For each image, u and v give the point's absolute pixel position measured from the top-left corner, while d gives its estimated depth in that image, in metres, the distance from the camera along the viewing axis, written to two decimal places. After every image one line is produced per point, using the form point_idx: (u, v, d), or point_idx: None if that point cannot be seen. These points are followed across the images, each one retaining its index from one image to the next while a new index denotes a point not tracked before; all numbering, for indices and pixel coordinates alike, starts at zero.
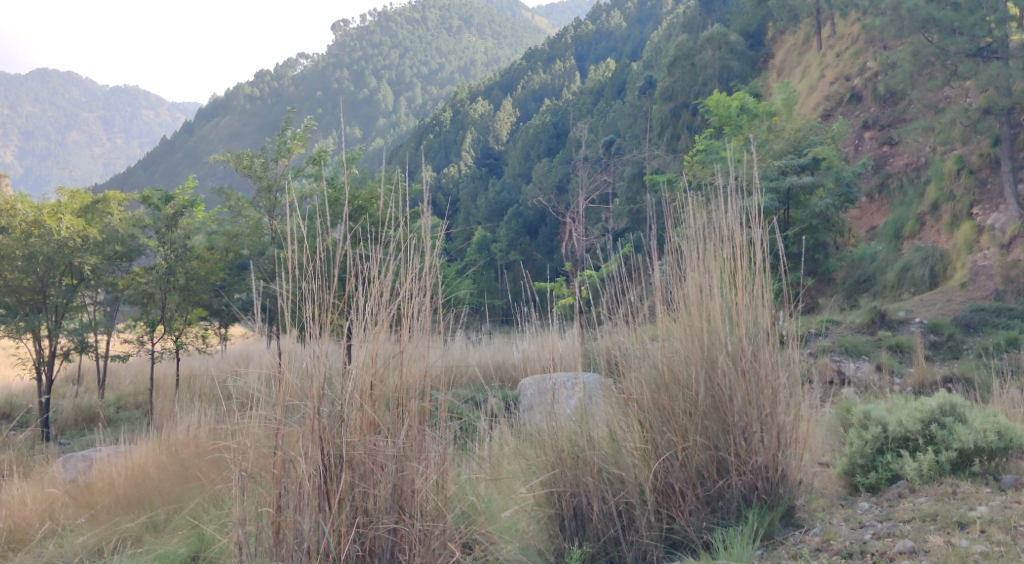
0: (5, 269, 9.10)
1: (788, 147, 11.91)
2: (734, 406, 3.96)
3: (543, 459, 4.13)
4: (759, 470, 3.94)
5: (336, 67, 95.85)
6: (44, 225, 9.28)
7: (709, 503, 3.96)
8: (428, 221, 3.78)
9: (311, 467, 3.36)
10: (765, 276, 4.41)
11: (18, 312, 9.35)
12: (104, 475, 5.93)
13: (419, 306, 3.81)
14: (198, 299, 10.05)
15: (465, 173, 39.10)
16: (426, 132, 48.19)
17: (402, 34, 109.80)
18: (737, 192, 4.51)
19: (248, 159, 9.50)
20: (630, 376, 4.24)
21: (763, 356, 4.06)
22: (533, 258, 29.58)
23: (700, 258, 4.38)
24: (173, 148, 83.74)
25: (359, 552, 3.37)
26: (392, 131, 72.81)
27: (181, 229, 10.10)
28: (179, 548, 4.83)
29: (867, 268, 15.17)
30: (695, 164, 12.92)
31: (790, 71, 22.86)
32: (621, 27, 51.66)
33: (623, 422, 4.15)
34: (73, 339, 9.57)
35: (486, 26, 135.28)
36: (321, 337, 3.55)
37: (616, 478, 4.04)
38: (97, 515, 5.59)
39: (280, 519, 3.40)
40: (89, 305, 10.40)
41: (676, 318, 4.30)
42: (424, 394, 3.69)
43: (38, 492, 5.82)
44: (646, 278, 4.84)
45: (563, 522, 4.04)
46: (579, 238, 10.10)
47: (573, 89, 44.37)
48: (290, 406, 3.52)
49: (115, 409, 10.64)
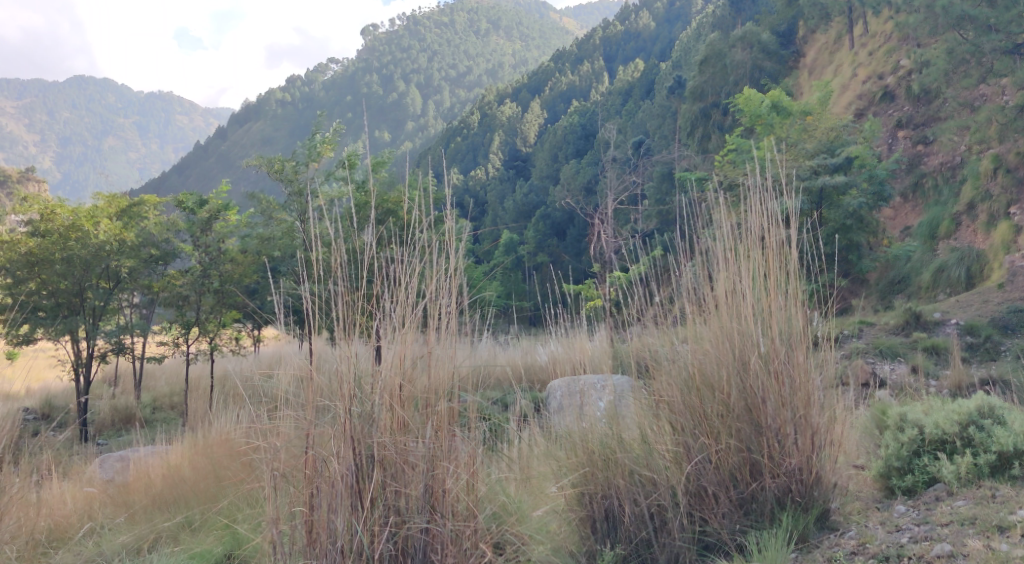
0: (43, 272, 9.27)
1: (821, 146, 11.75)
2: (767, 408, 3.92)
3: (573, 461, 4.15)
4: (793, 472, 3.90)
5: (365, 72, 96.65)
6: (81, 229, 9.45)
7: (743, 505, 3.92)
8: (454, 223, 3.81)
9: (344, 466, 3.39)
10: (798, 278, 4.39)
11: (57, 313, 9.47)
12: (141, 475, 6.07)
13: (446, 307, 3.83)
14: (232, 302, 10.19)
15: (492, 175, 39.19)
16: (454, 134, 48.48)
17: (430, 37, 110.41)
18: (768, 193, 4.48)
19: (279, 164, 9.65)
20: (661, 378, 4.23)
21: (796, 358, 4.02)
22: (561, 260, 29.67)
23: (731, 259, 4.36)
24: (207, 153, 85.29)
25: (392, 552, 3.39)
26: (422, 133, 73.42)
27: (215, 233, 10.29)
28: (215, 548, 4.89)
29: (901, 269, 14.96)
30: (725, 163, 12.84)
31: (822, 70, 22.58)
32: (651, 27, 51.57)
33: (654, 424, 4.15)
34: (110, 341, 9.76)
35: (514, 29, 135.34)
36: (350, 339, 3.58)
37: (648, 480, 4.02)
38: (135, 515, 5.71)
39: (313, 518, 3.42)
40: (126, 307, 10.61)
41: (707, 320, 4.29)
42: (453, 395, 3.72)
43: (76, 491, 5.95)
44: (675, 279, 4.84)
45: (594, 524, 4.03)
46: (607, 239, 10.06)
47: (602, 90, 44.26)
48: (321, 406, 3.56)
49: (150, 409, 10.85)
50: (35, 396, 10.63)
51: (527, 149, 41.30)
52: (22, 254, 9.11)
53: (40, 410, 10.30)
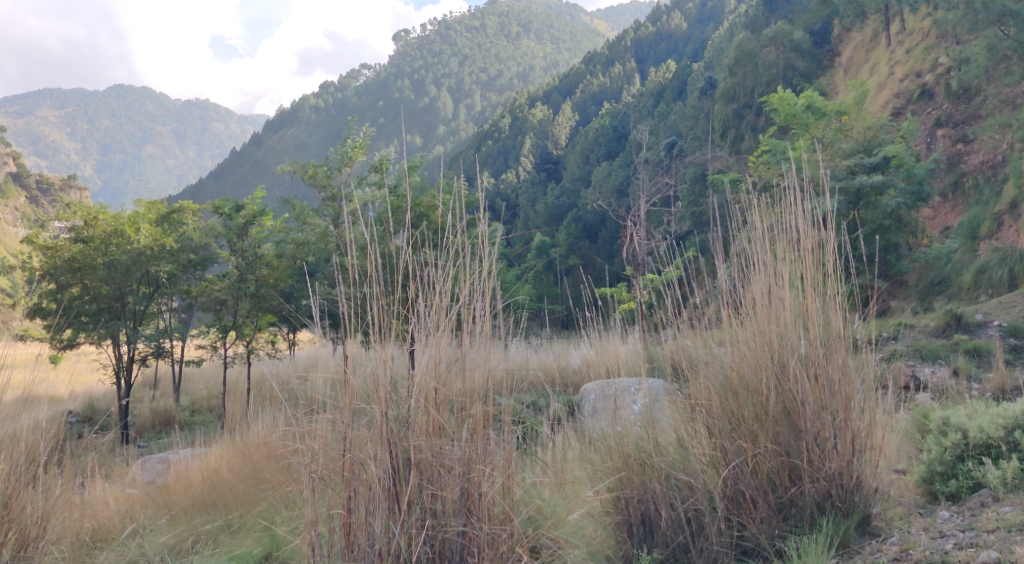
0: (86, 278, 9.49)
1: (857, 145, 11.54)
2: (806, 412, 3.87)
3: (609, 464, 4.14)
4: (833, 477, 3.84)
5: (397, 77, 97.45)
6: (123, 235, 9.77)
7: (781, 510, 3.87)
8: (487, 226, 3.81)
9: (381, 469, 3.41)
10: (837, 279, 4.32)
11: (99, 319, 9.74)
12: (182, 477, 6.21)
13: (480, 310, 3.84)
14: (268, 306, 10.23)
15: (524, 178, 39.20)
16: (485, 137, 48.67)
17: (460, 42, 110.97)
18: (804, 193, 4.43)
19: (312, 169, 9.75)
20: (697, 382, 4.20)
21: (836, 361, 3.97)
22: (593, 262, 29.63)
23: (767, 261, 4.33)
24: (242, 159, 86.88)
25: (429, 554, 3.40)
26: (453, 137, 73.97)
27: (251, 238, 10.43)
28: (255, 549, 4.96)
29: (941, 270, 14.65)
30: (760, 164, 12.72)
31: (858, 69, 22.22)
32: (682, 28, 51.24)
33: (690, 428, 4.13)
34: (150, 345, 9.92)
35: (545, 31, 135.23)
36: (385, 342, 3.60)
37: (685, 484, 4.00)
38: (176, 516, 5.81)
39: (351, 520, 3.45)
40: (165, 312, 10.84)
41: (743, 323, 4.25)
42: (487, 399, 3.73)
43: (118, 493, 6.08)
44: (710, 281, 4.81)
45: (630, 528, 4.00)
46: (639, 242, 9.99)
47: (633, 92, 44.10)
48: (357, 409, 3.60)
49: (189, 412, 11.01)
50: (79, 399, 10.90)
51: (559, 152, 41.30)
52: (65, 260, 9.31)
53: (83, 413, 10.54)
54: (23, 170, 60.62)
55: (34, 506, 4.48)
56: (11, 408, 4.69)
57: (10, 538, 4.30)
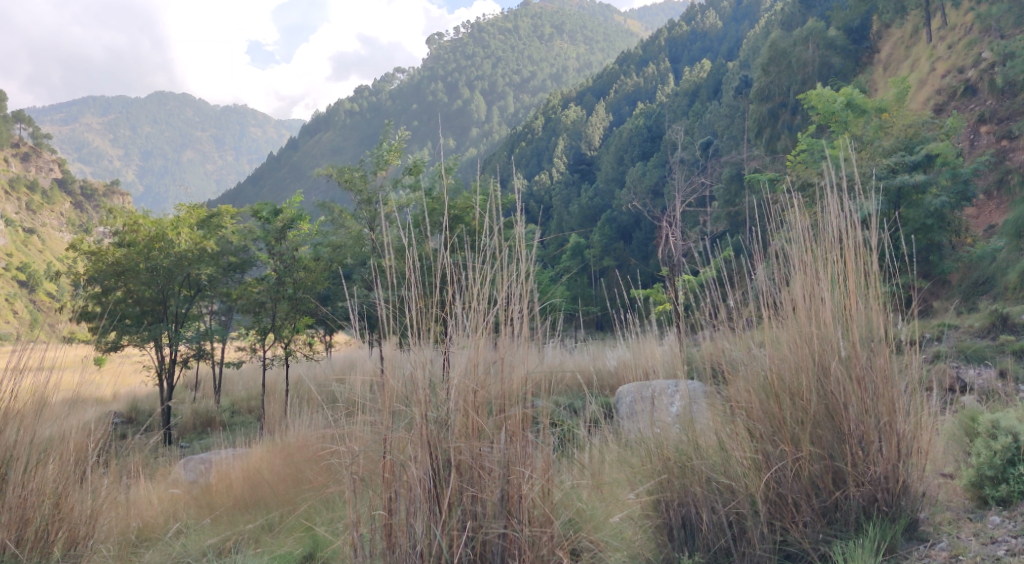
0: (129, 282, 9.70)
1: (898, 144, 11.34)
2: (849, 414, 3.81)
3: (648, 468, 4.11)
4: (878, 480, 3.77)
5: (430, 80, 98.10)
6: (165, 238, 9.92)
7: (825, 514, 3.81)
8: (524, 228, 3.82)
9: (422, 471, 3.42)
10: (880, 279, 4.24)
11: (142, 321, 9.99)
12: (224, 478, 6.32)
13: (517, 312, 3.83)
14: (305, 308, 10.30)
15: (557, 179, 39.25)
16: (519, 139, 48.73)
17: (493, 44, 111.24)
18: (844, 192, 4.36)
19: (348, 173, 9.79)
20: (737, 384, 4.16)
21: (879, 362, 3.90)
22: (628, 263, 29.51)
23: (807, 262, 4.27)
24: (279, 164, 88.39)
25: (470, 555, 3.42)
26: (487, 139, 74.28)
27: (289, 241, 10.41)
28: (296, 549, 5.03)
29: (986, 269, 14.31)
30: (798, 163, 12.58)
31: (897, 65, 21.80)
32: (717, 27, 50.79)
33: (730, 430, 4.08)
34: (191, 347, 10.10)
35: (578, 32, 134.92)
36: (422, 345, 3.62)
37: (726, 488, 3.95)
38: (219, 516, 5.91)
39: (392, 521, 3.48)
40: (205, 314, 11.03)
41: (784, 323, 4.19)
42: (526, 401, 3.73)
43: (162, 493, 6.18)
44: (749, 281, 4.75)
45: (671, 532, 3.98)
46: (675, 242, 9.90)
47: (667, 91, 43.83)
48: (396, 411, 3.62)
49: (230, 413, 11.19)
50: (123, 400, 11.16)
51: (592, 152, 41.24)
52: (110, 264, 9.53)
53: (127, 415, 10.76)
54: (69, 177, 62.95)
55: (83, 506, 4.59)
56: (60, 411, 4.75)
57: (60, 536, 4.39)
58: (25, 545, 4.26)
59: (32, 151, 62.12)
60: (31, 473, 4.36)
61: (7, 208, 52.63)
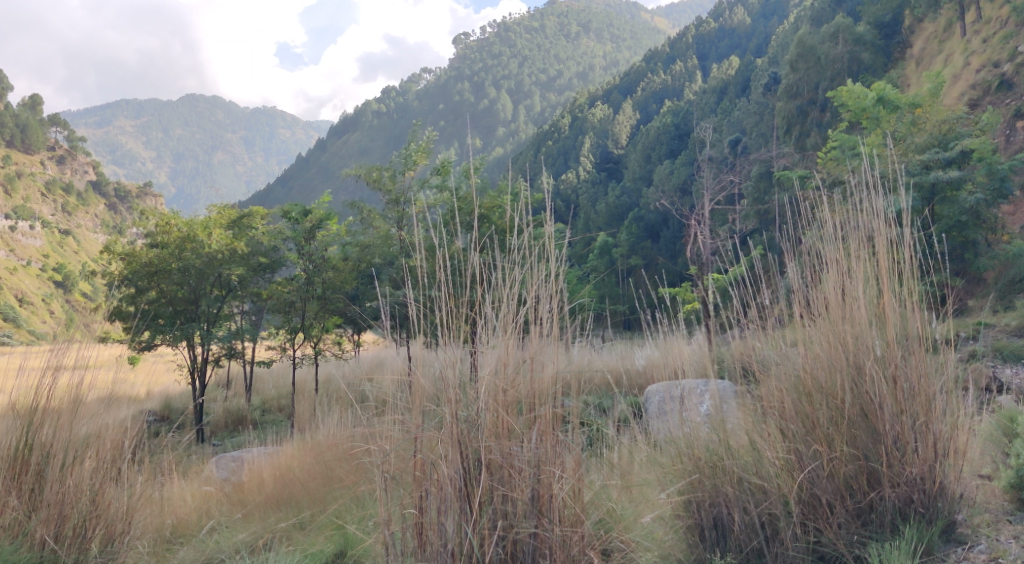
0: (162, 282, 9.85)
1: (931, 140, 11.13)
2: (884, 414, 3.75)
3: (679, 468, 4.09)
4: (914, 482, 3.71)
5: (456, 80, 98.39)
6: (196, 240, 10.15)
7: (859, 516, 3.76)
8: (554, 227, 3.81)
9: (452, 469, 3.43)
10: (915, 278, 4.17)
11: (174, 321, 10.05)
12: (255, 475, 6.38)
13: (547, 310, 3.82)
14: (334, 308, 10.52)
15: (584, 178, 39.25)
16: (545, 138, 48.71)
17: (520, 43, 111.23)
18: (876, 189, 4.30)
19: (376, 173, 9.83)
20: (768, 384, 4.12)
21: (914, 361, 3.84)
22: (655, 262, 29.41)
23: (839, 260, 4.22)
24: (308, 165, 89.37)
25: (501, 555, 3.41)
26: (513, 139, 74.37)
27: (319, 242, 10.47)
28: (327, 547, 5.07)
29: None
30: (829, 161, 12.45)
31: (930, 60, 21.41)
32: (746, 24, 50.20)
33: (762, 430, 4.04)
34: (223, 346, 10.22)
35: (605, 30, 134.18)
36: (452, 344, 3.62)
37: (758, 488, 3.91)
38: (251, 513, 5.97)
39: (423, 520, 3.49)
40: (236, 314, 11.13)
41: (816, 323, 4.15)
42: (556, 400, 3.72)
43: (194, 491, 6.25)
44: (780, 279, 4.70)
45: (702, 532, 3.94)
46: (704, 241, 9.84)
47: (695, 89, 43.52)
48: (426, 410, 3.64)
49: (260, 412, 11.32)
50: (156, 399, 11.35)
51: (619, 151, 41.08)
52: (143, 264, 9.75)
53: (160, 413, 10.93)
54: (103, 179, 64.51)
55: (119, 503, 4.66)
56: (95, 409, 4.81)
57: (98, 532, 4.46)
58: (64, 540, 4.34)
59: (67, 154, 63.71)
60: (68, 471, 4.44)
61: (44, 209, 53.98)
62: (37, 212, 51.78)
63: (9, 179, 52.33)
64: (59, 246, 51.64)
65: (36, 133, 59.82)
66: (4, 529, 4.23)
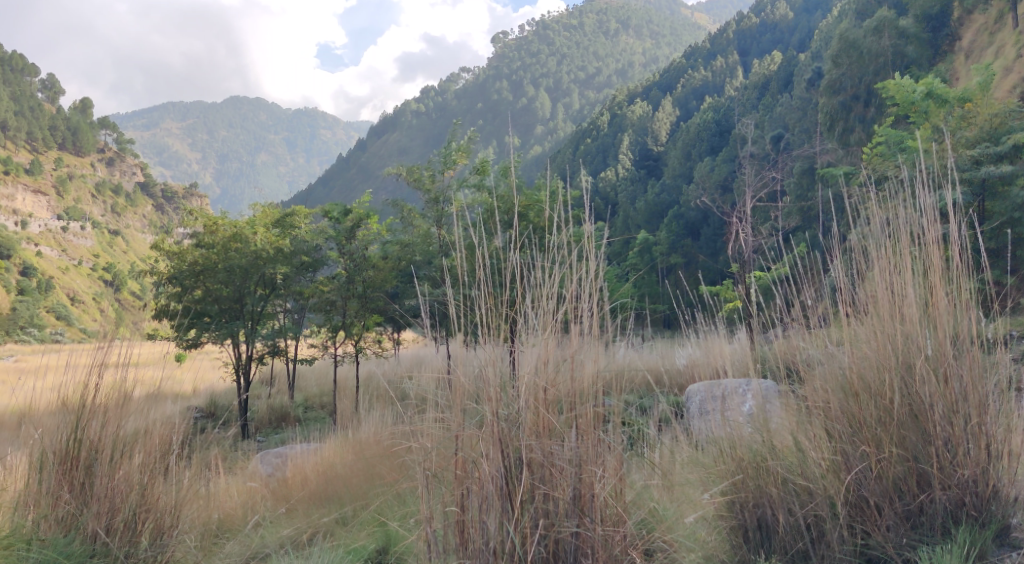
0: (207, 281, 10.10)
1: (983, 134, 10.76)
2: (935, 415, 3.66)
3: (723, 468, 4.05)
4: (966, 484, 3.61)
5: (495, 80, 98.56)
6: (241, 238, 10.27)
7: (909, 518, 3.68)
8: (594, 226, 3.79)
9: (493, 468, 3.44)
10: (967, 277, 4.06)
11: (220, 319, 10.30)
12: (299, 471, 6.47)
13: (588, 309, 3.80)
14: (374, 307, 10.46)
15: (623, 176, 39.07)
16: (584, 136, 48.56)
17: (558, 41, 110.83)
18: (926, 185, 4.19)
19: (416, 172, 9.91)
20: (814, 384, 4.06)
21: (967, 362, 3.74)
22: (695, 260, 29.13)
23: (886, 258, 4.13)
24: (348, 165, 90.44)
25: (544, 554, 3.41)
26: (551, 137, 74.14)
27: (359, 241, 10.67)
28: (369, 544, 5.13)
29: None
30: (875, 156, 12.15)
31: (980, 53, 20.79)
32: (788, 18, 49.27)
33: (808, 431, 3.98)
34: (267, 344, 10.36)
35: (645, 27, 132.58)
36: (493, 342, 3.64)
37: (803, 490, 3.87)
38: (295, 508, 6.06)
39: (465, 518, 3.51)
40: (280, 313, 11.23)
41: (864, 322, 4.07)
42: (597, 399, 3.70)
43: (239, 486, 6.35)
44: (823, 277, 4.61)
45: (746, 533, 3.90)
46: (746, 239, 9.70)
47: (735, 84, 42.91)
48: (468, 409, 3.65)
49: (303, 409, 11.47)
50: (203, 395, 11.59)
51: (658, 148, 40.73)
52: (189, 264, 10.06)
53: (206, 409, 11.15)
54: (151, 180, 66.10)
55: (168, 497, 4.77)
56: (141, 405, 4.93)
57: (147, 526, 4.57)
58: (115, 533, 4.45)
59: (116, 156, 65.58)
60: (116, 465, 4.54)
61: (94, 210, 55.59)
62: (88, 213, 53.42)
63: (61, 181, 54.06)
64: (108, 247, 53.17)
65: (86, 135, 61.45)
66: (58, 522, 4.39)
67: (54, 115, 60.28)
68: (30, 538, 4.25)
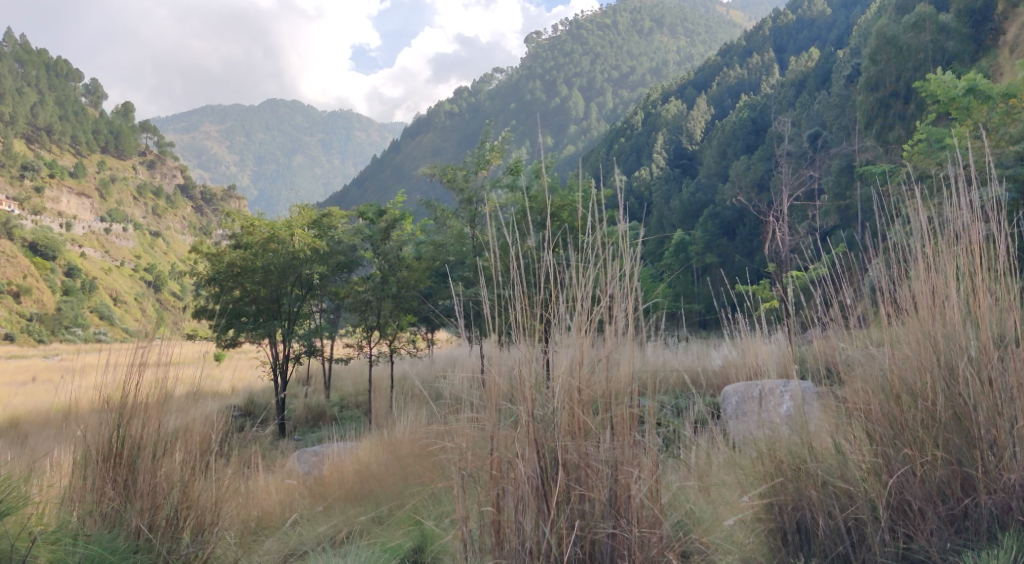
0: (245, 281, 10.27)
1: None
2: (978, 417, 3.58)
3: (760, 470, 4.02)
4: (1014, 488, 3.50)
5: (528, 80, 98.59)
6: (279, 238, 10.24)
7: (953, 522, 3.59)
8: (628, 225, 3.79)
9: (529, 468, 3.44)
10: (1011, 278, 3.97)
11: (258, 319, 10.48)
12: (336, 470, 6.55)
13: (623, 310, 3.78)
14: (408, 307, 10.59)
15: (657, 175, 38.88)
16: (618, 135, 48.42)
17: (592, 40, 110.40)
18: (967, 184, 4.11)
19: (450, 172, 9.96)
20: (853, 385, 4.01)
21: (1012, 364, 3.65)
22: (731, 260, 28.87)
23: (928, 258, 4.06)
24: (383, 166, 91.21)
25: (580, 554, 3.40)
26: (585, 137, 73.94)
27: (393, 241, 10.84)
28: (405, 542, 5.14)
29: None
30: (917, 154, 11.88)
31: None
32: (826, 14, 48.49)
33: (847, 433, 3.94)
34: (303, 343, 10.48)
35: (679, 24, 131.33)
36: (528, 342, 3.65)
37: (843, 492, 3.81)
38: (332, 505, 6.13)
39: (501, 518, 3.52)
40: (315, 312, 11.42)
41: (905, 323, 4.01)
42: (632, 399, 3.67)
43: (278, 484, 6.45)
44: (861, 278, 4.54)
45: (785, 536, 3.85)
46: (783, 238, 9.59)
47: (771, 82, 42.36)
48: (502, 408, 3.67)
49: (339, 408, 11.58)
50: (241, 394, 11.79)
51: (693, 147, 40.37)
52: (227, 265, 10.26)
53: (244, 407, 11.33)
54: (191, 182, 67.25)
55: (208, 494, 4.83)
56: (181, 403, 5.02)
57: (188, 522, 4.65)
58: (158, 529, 4.54)
59: (157, 159, 67.01)
60: (158, 462, 4.63)
61: (137, 211, 56.81)
62: (131, 215, 54.69)
63: (104, 184, 55.39)
64: (150, 248, 54.36)
65: (128, 138, 62.76)
66: (102, 518, 4.49)
67: (97, 119, 61.84)
68: (76, 533, 4.33)
